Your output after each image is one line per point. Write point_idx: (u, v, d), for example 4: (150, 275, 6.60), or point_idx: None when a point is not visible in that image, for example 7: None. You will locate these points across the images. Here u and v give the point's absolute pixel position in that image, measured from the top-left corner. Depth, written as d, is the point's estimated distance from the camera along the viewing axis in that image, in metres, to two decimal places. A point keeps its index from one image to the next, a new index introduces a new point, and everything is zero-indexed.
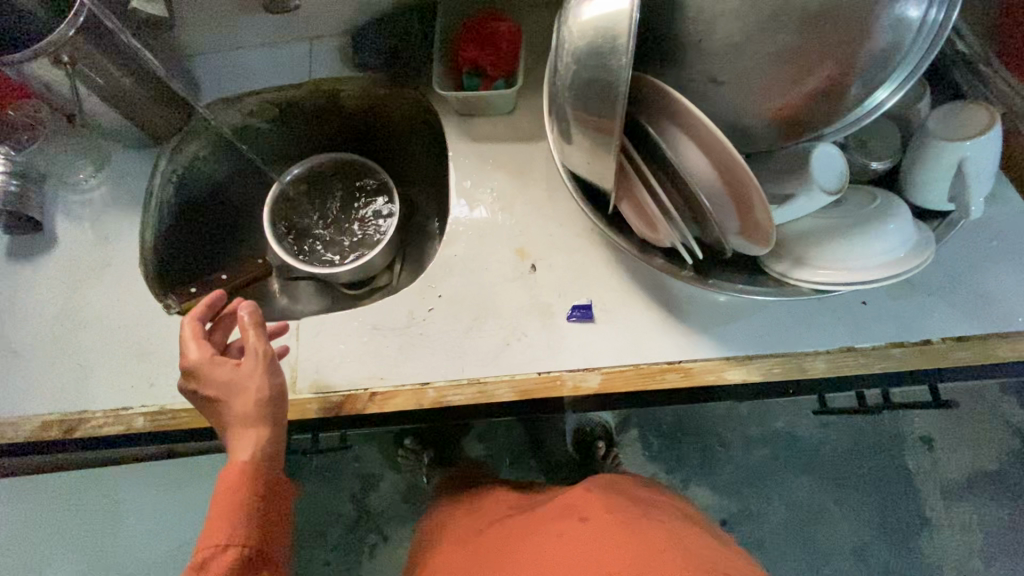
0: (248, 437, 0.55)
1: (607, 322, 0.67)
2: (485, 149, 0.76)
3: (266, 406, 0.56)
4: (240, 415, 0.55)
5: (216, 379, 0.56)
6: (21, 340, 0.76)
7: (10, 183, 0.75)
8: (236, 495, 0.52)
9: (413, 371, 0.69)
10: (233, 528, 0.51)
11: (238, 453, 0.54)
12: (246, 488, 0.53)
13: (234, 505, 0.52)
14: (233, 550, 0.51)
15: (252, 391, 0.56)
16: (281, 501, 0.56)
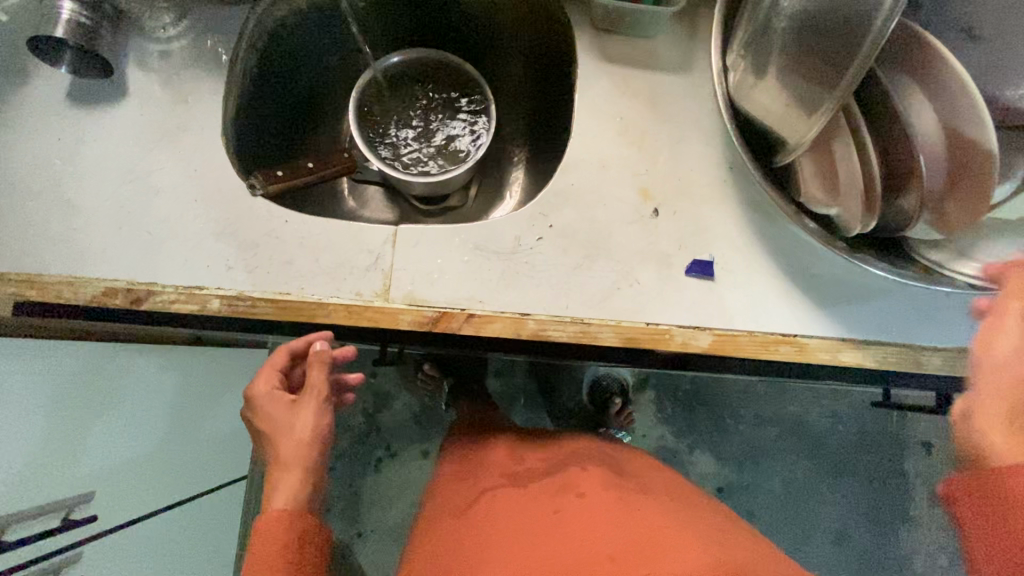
0: (284, 486, 0.61)
1: (728, 283, 0.64)
2: (619, 74, 0.70)
3: (312, 444, 0.63)
4: (283, 459, 0.62)
5: (276, 408, 0.65)
6: (81, 195, 0.69)
7: (80, 16, 0.65)
8: (278, 539, 0.58)
9: (514, 301, 0.64)
10: None
11: (280, 493, 0.60)
12: (283, 534, 0.58)
13: (272, 553, 0.57)
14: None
15: (300, 434, 0.63)
16: (315, 538, 0.60)
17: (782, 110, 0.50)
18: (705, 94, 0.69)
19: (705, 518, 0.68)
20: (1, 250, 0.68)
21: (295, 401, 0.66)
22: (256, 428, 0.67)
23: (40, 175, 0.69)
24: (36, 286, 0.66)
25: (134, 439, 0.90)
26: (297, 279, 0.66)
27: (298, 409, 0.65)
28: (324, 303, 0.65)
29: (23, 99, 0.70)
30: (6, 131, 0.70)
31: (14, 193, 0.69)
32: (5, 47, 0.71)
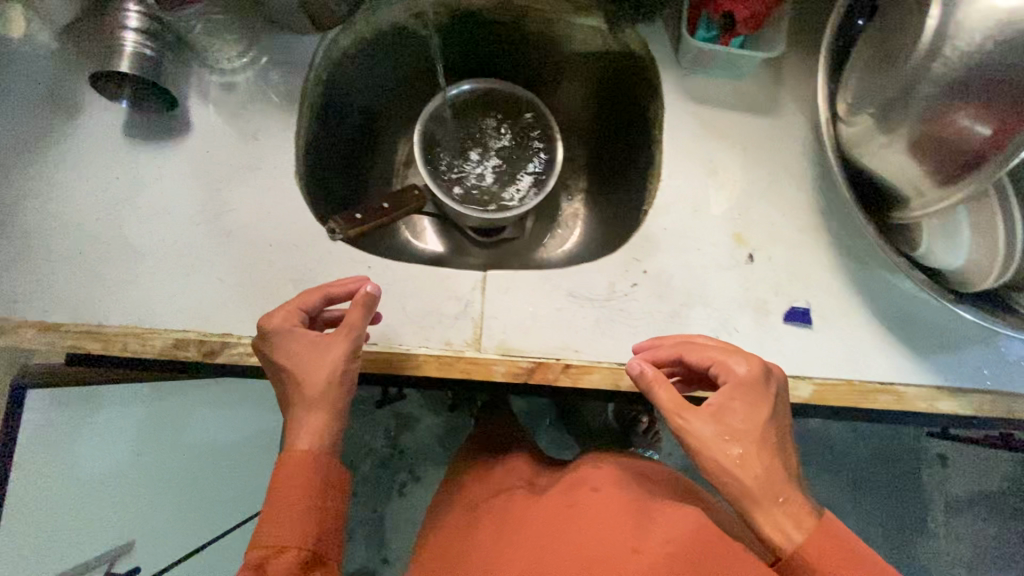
0: (309, 425, 0.52)
1: (826, 331, 0.63)
2: (708, 115, 0.68)
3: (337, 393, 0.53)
4: (307, 398, 0.52)
5: (300, 344, 0.54)
6: (144, 238, 0.64)
7: (143, 48, 0.60)
8: (302, 489, 0.50)
9: (611, 350, 0.63)
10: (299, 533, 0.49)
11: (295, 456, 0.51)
12: (307, 483, 0.50)
13: (297, 503, 0.49)
14: (292, 551, 0.48)
15: (325, 373, 0.53)
16: (333, 509, 0.51)
17: (913, 171, 0.50)
18: (794, 136, 0.68)
19: (717, 520, 0.60)
20: (57, 299, 0.63)
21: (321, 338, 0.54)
22: (268, 368, 0.56)
23: (97, 216, 0.64)
24: (100, 339, 0.62)
25: (182, 474, 0.83)
26: (383, 328, 0.63)
27: (323, 343, 0.54)
28: (414, 354, 0.62)
29: (76, 133, 0.65)
30: (59, 169, 0.64)
31: (69, 236, 0.64)
32: (53, 75, 0.66)
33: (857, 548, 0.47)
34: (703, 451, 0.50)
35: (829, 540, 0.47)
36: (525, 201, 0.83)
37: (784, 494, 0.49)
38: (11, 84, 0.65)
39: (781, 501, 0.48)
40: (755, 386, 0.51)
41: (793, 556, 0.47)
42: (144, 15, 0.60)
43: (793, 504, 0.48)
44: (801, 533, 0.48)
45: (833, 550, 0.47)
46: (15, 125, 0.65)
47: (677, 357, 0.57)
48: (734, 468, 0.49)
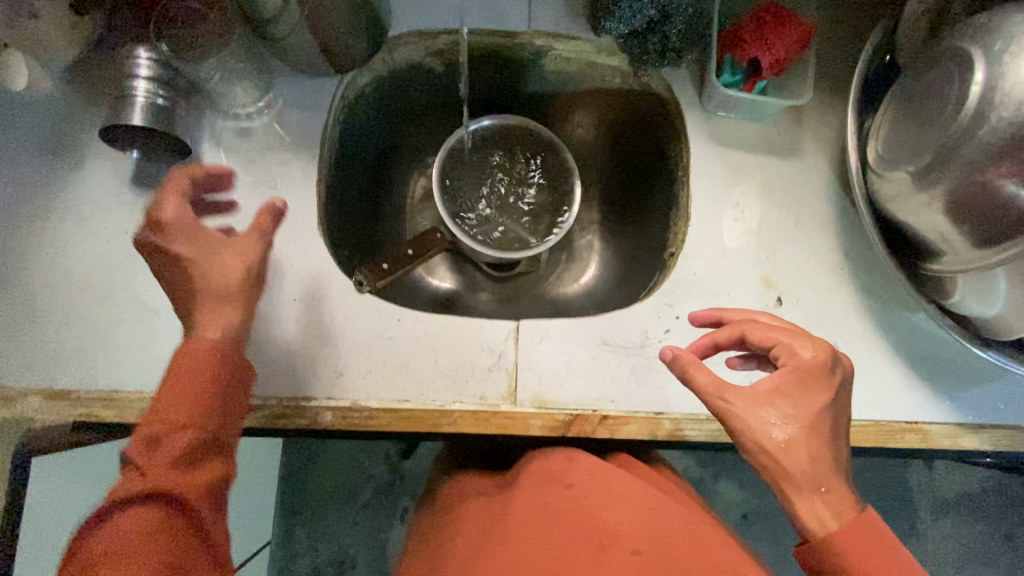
0: (218, 314, 0.48)
1: (854, 373, 0.65)
2: (732, 157, 0.69)
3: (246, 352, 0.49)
4: (215, 289, 0.49)
5: (215, 280, 0.49)
6: (157, 295, 0.61)
7: (157, 97, 0.56)
8: (204, 376, 0.45)
9: (647, 399, 0.62)
10: (197, 407, 0.44)
11: (174, 400, 0.44)
12: (211, 370, 0.46)
13: (195, 390, 0.45)
14: (190, 431, 0.43)
15: (227, 276, 0.50)
16: (229, 468, 0.45)
17: (951, 229, 0.51)
18: (817, 178, 0.69)
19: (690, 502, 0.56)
20: (64, 363, 0.59)
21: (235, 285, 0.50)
22: (151, 260, 0.50)
23: (105, 273, 0.60)
24: (113, 406, 0.58)
25: None
26: (416, 383, 0.61)
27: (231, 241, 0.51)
28: (448, 410, 0.61)
29: (80, 184, 0.61)
30: (62, 224, 0.61)
31: (76, 296, 0.60)
32: (54, 122, 0.62)
33: (899, 554, 0.45)
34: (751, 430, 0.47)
35: (859, 530, 0.45)
36: (546, 237, 0.83)
37: (826, 483, 0.46)
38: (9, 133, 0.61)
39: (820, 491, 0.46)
40: (819, 372, 0.48)
41: (822, 545, 0.45)
42: (156, 62, 0.56)
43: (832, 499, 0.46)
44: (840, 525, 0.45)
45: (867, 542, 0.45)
46: (13, 176, 0.61)
47: (739, 335, 0.54)
48: (779, 453, 0.46)
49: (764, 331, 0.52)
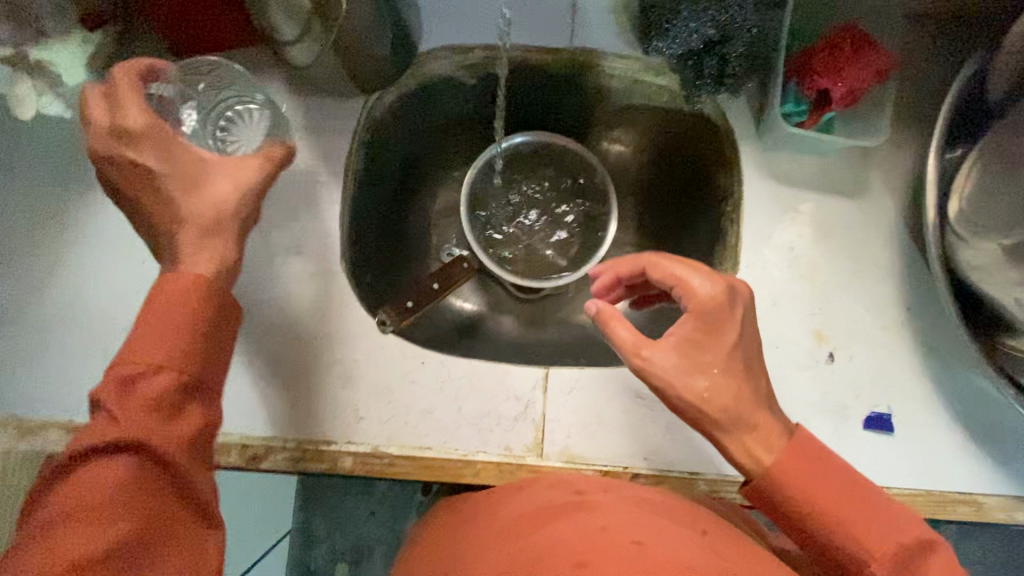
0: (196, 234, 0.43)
1: (908, 439, 0.60)
2: (789, 197, 0.63)
3: (204, 389, 0.39)
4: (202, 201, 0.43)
5: (161, 332, 0.38)
6: None
7: None
8: (186, 307, 0.40)
9: (682, 459, 0.59)
10: (169, 346, 0.39)
11: (155, 343, 0.38)
12: (194, 303, 0.40)
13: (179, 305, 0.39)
14: (168, 370, 0.38)
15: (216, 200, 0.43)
16: (179, 497, 0.37)
17: None
18: (884, 223, 0.63)
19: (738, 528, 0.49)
20: (81, 399, 0.57)
21: (171, 353, 0.38)
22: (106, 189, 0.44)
23: (122, 305, 0.58)
24: None
25: None
26: (439, 432, 0.59)
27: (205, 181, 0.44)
28: (472, 462, 0.58)
29: (95, 211, 0.59)
30: (78, 252, 0.58)
31: (92, 329, 0.58)
32: (67, 145, 0.59)
33: (847, 469, 0.45)
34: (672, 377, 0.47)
35: (829, 473, 0.45)
36: (576, 264, 0.78)
37: (754, 419, 0.47)
38: (24, 159, 0.59)
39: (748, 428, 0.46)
40: (718, 308, 0.47)
41: (762, 480, 0.45)
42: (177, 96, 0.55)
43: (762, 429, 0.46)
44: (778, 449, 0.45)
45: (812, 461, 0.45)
46: (29, 205, 0.58)
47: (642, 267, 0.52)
48: (701, 404, 0.46)
49: (664, 268, 0.50)
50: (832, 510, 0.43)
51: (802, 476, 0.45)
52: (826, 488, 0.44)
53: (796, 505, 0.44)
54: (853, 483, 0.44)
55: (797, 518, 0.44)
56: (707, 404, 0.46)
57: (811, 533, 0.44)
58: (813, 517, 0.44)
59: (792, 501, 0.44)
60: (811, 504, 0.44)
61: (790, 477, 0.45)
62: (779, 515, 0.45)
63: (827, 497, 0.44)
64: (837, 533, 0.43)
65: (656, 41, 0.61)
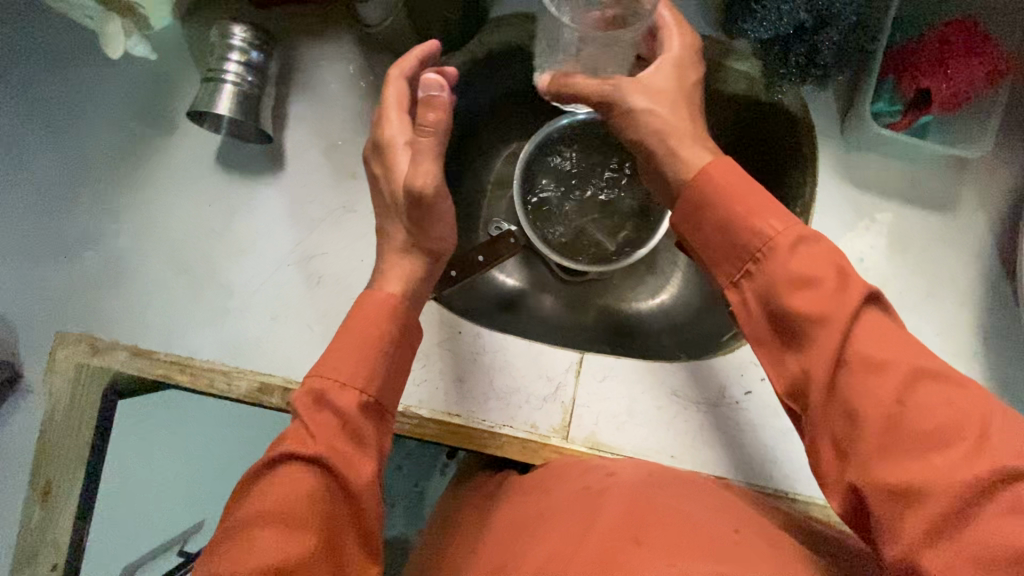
0: (346, 349, 0.44)
1: None
2: (866, 203, 0.58)
3: (364, 435, 0.42)
4: (350, 330, 0.45)
5: (351, 350, 0.43)
6: (233, 272, 0.61)
7: (244, 81, 0.56)
8: (380, 324, 0.45)
9: (711, 461, 0.57)
10: (362, 365, 0.43)
11: (350, 366, 0.43)
12: (383, 322, 0.45)
13: (370, 340, 0.44)
14: (350, 389, 0.42)
15: (366, 325, 0.45)
16: (357, 520, 0.40)
17: None
18: (968, 242, 0.57)
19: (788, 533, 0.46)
20: (145, 325, 0.61)
21: (356, 373, 0.43)
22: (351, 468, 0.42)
23: (187, 242, 0.61)
24: (187, 372, 0.60)
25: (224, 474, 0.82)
26: (469, 401, 0.59)
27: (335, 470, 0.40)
28: (497, 434, 0.59)
29: (170, 152, 0.62)
30: (153, 189, 0.62)
31: (158, 263, 0.62)
32: (149, 86, 0.62)
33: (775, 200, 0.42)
34: (741, 216, 0.42)
35: (826, 247, 0.39)
36: (625, 249, 0.77)
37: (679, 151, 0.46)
38: (110, 96, 0.62)
39: (803, 285, 0.38)
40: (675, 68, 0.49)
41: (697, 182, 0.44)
42: (250, 45, 0.57)
43: (825, 289, 0.38)
44: (839, 333, 0.37)
45: (883, 340, 0.36)
46: (112, 139, 0.62)
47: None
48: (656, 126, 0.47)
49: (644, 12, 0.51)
50: (817, 270, 0.38)
51: (800, 250, 0.39)
52: (813, 260, 0.39)
53: (805, 255, 0.39)
54: (921, 379, 0.35)
55: (772, 244, 0.40)
56: (773, 262, 0.40)
57: (802, 276, 0.38)
58: (804, 282, 0.38)
59: (795, 256, 0.39)
60: (815, 262, 0.38)
61: (794, 276, 0.38)
62: (755, 268, 0.41)
63: (818, 258, 0.39)
64: (827, 308, 0.37)
65: (742, 22, 0.56)
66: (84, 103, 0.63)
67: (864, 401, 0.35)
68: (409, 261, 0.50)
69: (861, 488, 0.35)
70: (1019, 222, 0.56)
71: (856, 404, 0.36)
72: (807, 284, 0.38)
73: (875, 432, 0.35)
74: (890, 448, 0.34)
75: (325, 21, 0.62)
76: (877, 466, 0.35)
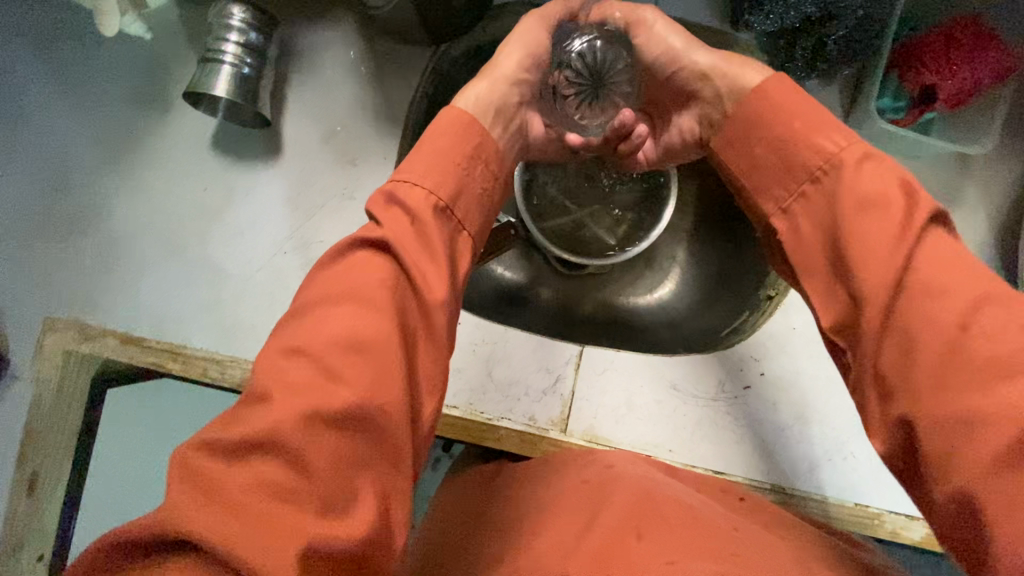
0: (419, 163, 0.41)
1: None
2: None
3: (432, 251, 0.38)
4: (424, 147, 0.42)
5: (422, 167, 0.41)
6: (228, 258, 0.60)
7: (243, 64, 0.55)
8: (455, 142, 0.43)
9: (710, 456, 0.57)
10: (438, 173, 0.41)
11: (423, 175, 0.40)
12: (457, 144, 0.43)
13: (443, 155, 0.42)
14: (424, 193, 0.39)
15: (440, 142, 0.43)
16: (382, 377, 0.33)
17: None
18: (968, 240, 0.57)
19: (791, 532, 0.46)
20: (137, 312, 0.60)
21: (433, 180, 0.40)
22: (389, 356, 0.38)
23: (182, 227, 0.60)
24: (179, 361, 0.59)
25: None
26: (467, 393, 0.59)
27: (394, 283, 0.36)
28: (495, 426, 0.58)
29: (165, 134, 0.60)
30: (148, 172, 0.60)
31: (152, 248, 0.60)
32: (144, 67, 0.60)
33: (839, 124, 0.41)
34: (798, 139, 0.41)
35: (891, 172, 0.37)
36: (623, 244, 0.76)
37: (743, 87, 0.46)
38: (102, 77, 0.61)
39: (867, 208, 0.36)
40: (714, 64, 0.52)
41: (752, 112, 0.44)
42: (249, 26, 0.55)
43: (891, 211, 0.35)
44: (899, 255, 0.34)
45: (952, 265, 0.33)
46: (105, 120, 0.61)
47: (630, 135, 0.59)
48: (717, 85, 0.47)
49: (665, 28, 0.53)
50: (887, 194, 0.36)
51: (873, 176, 0.37)
52: (877, 184, 0.36)
53: (864, 174, 0.37)
54: (988, 305, 0.32)
55: (837, 158, 0.38)
56: (839, 179, 0.38)
57: (861, 192, 0.36)
58: (860, 205, 0.36)
59: (861, 175, 0.37)
60: (881, 184, 0.36)
61: (859, 196, 0.36)
62: (814, 186, 0.39)
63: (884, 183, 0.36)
64: (882, 224, 0.35)
65: (749, 16, 0.56)
66: (77, 83, 0.61)
67: (923, 323, 0.32)
68: (490, 91, 0.50)
69: (911, 421, 0.32)
70: (1018, 221, 0.57)
71: (914, 328, 0.32)
72: (869, 206, 0.36)
73: (930, 362, 0.32)
74: (947, 377, 0.31)
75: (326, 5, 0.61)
76: (932, 400, 0.31)
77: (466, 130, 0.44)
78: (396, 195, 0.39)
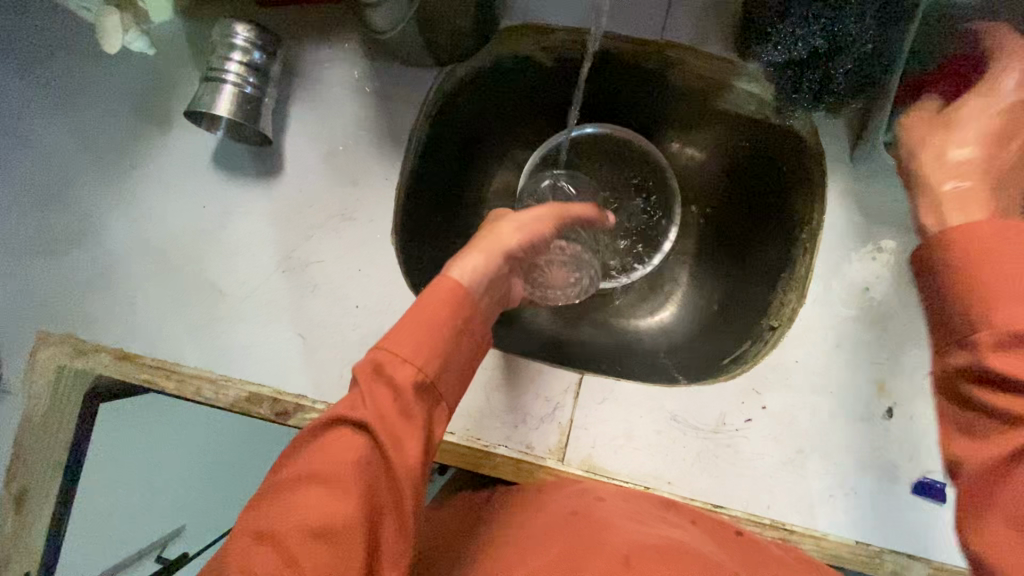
0: (406, 329, 0.40)
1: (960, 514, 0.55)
2: (872, 233, 0.57)
3: (406, 440, 0.37)
4: (414, 311, 0.40)
5: (404, 336, 0.39)
6: (225, 276, 0.59)
7: (245, 84, 0.55)
8: (443, 312, 0.40)
9: (709, 489, 0.56)
10: (425, 345, 0.39)
11: (406, 351, 0.39)
12: (445, 311, 0.41)
13: (430, 326, 0.40)
14: (408, 370, 0.38)
15: (429, 305, 0.41)
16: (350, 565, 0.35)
17: None
18: None
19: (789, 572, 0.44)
20: (131, 328, 0.59)
21: (419, 355, 0.39)
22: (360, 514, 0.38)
23: (179, 244, 0.60)
24: (173, 378, 0.58)
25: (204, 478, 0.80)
26: (463, 418, 0.58)
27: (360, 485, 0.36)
28: (491, 453, 0.57)
29: (166, 149, 0.60)
30: (146, 187, 0.60)
31: (148, 264, 0.60)
32: (146, 82, 0.60)
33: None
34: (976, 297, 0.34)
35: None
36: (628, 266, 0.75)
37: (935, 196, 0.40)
38: (103, 90, 0.60)
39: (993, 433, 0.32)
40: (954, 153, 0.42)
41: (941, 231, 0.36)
42: (252, 46, 0.55)
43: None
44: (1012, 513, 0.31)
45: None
46: (105, 134, 0.60)
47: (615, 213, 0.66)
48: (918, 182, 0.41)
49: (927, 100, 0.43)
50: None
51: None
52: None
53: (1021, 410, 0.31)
54: None
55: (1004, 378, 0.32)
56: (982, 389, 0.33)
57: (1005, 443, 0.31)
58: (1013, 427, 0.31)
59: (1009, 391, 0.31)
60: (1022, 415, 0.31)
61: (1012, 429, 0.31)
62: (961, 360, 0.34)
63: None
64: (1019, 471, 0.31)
65: (756, 47, 0.57)
66: (78, 96, 0.61)
67: None
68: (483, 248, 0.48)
69: None
70: None
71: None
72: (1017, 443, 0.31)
73: None
74: None
75: (332, 24, 0.60)
76: None
77: (457, 306, 0.41)
78: (381, 369, 0.38)
